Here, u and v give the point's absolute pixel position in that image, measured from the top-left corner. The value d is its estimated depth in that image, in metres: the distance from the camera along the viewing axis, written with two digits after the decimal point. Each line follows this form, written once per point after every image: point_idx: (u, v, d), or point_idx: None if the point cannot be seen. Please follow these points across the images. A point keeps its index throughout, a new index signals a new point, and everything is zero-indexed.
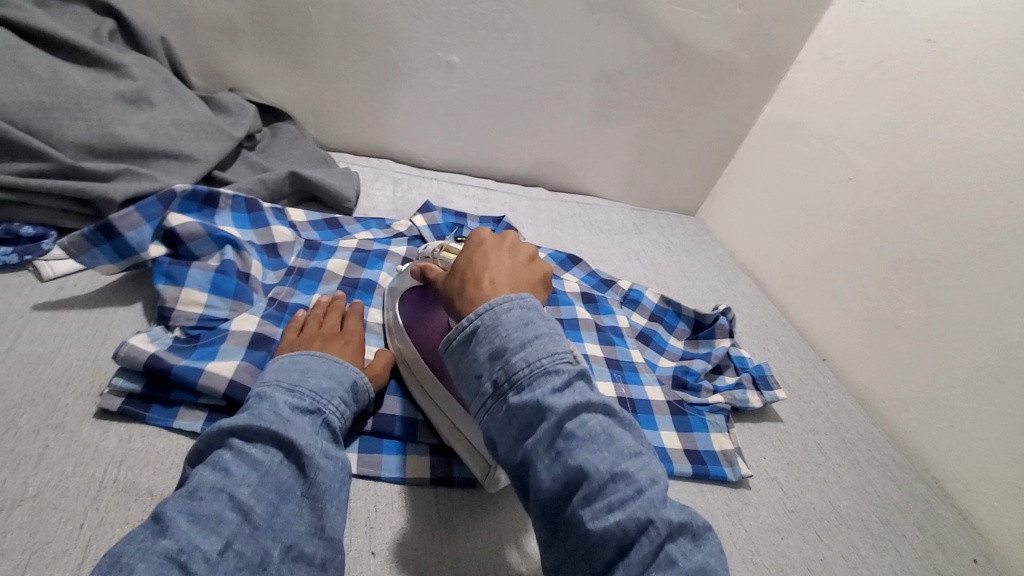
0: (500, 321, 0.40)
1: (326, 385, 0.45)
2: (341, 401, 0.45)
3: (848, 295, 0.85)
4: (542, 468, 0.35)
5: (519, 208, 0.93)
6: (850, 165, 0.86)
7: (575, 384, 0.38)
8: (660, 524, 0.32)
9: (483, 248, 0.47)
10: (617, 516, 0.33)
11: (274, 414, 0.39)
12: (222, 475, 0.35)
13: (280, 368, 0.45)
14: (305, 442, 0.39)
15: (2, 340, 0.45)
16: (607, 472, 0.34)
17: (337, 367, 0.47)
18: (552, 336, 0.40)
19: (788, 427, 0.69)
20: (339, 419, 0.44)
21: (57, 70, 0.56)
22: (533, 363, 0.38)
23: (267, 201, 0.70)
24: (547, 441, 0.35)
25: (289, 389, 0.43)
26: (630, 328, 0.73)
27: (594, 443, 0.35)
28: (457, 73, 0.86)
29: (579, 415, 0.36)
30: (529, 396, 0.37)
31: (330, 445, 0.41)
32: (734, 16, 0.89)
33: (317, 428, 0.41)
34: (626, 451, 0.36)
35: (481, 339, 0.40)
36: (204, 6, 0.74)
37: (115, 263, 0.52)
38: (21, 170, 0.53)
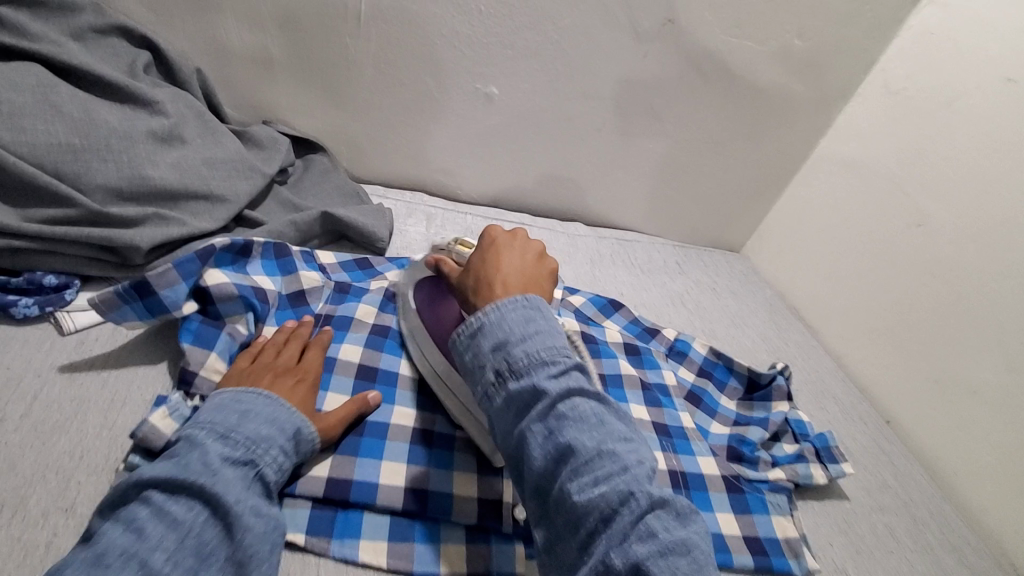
0: (503, 318, 0.42)
1: (266, 432, 0.41)
2: (281, 451, 0.41)
3: (914, 352, 0.78)
4: (535, 447, 0.37)
5: (557, 246, 0.89)
6: (918, 210, 0.79)
7: (570, 373, 0.40)
8: (642, 497, 0.34)
9: (496, 248, 0.50)
10: (601, 489, 0.34)
11: (203, 465, 0.36)
12: (135, 537, 0.32)
13: (218, 408, 0.41)
14: (234, 498, 0.35)
15: (17, 405, 0.42)
16: (594, 449, 0.36)
17: (280, 411, 0.43)
18: (551, 331, 0.42)
19: (853, 504, 0.64)
20: (275, 473, 0.40)
21: (88, 109, 0.54)
22: (531, 353, 0.40)
23: (297, 243, 0.67)
24: (541, 421, 0.37)
25: (223, 435, 0.39)
26: (678, 386, 0.68)
27: (584, 425, 0.37)
28: (496, 105, 0.82)
29: (571, 399, 0.38)
30: (526, 382, 0.39)
31: (262, 501, 0.38)
32: (792, 47, 0.83)
33: (251, 483, 0.38)
34: (616, 434, 0.37)
35: (484, 333, 0.42)
36: (241, 37, 0.72)
37: (145, 321, 0.48)
38: (48, 216, 0.51)
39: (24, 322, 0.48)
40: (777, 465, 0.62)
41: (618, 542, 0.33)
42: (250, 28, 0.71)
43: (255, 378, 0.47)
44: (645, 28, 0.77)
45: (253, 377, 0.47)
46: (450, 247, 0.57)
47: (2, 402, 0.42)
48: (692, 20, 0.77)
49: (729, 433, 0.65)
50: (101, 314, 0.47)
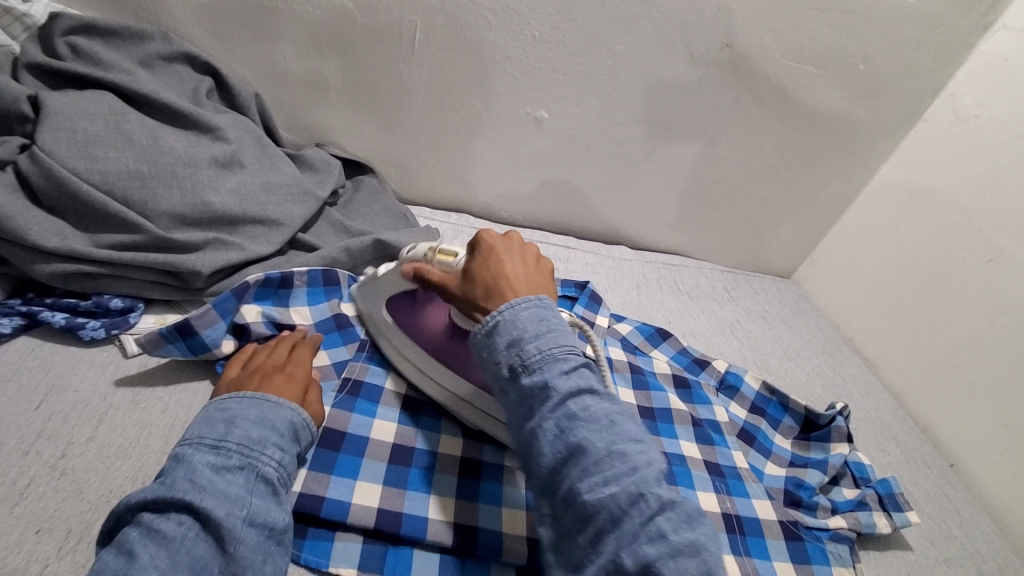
0: (516, 317, 0.42)
1: (257, 434, 0.40)
2: (276, 448, 0.41)
3: (984, 394, 0.73)
4: (546, 443, 0.37)
5: (602, 270, 0.88)
6: (990, 244, 0.75)
7: (582, 371, 0.40)
8: (651, 499, 0.34)
9: (496, 253, 0.48)
10: (611, 489, 0.34)
11: (190, 481, 0.35)
12: (125, 560, 0.32)
13: (204, 420, 0.41)
14: (224, 512, 0.35)
15: (85, 428, 0.44)
16: (604, 450, 0.36)
17: (270, 410, 0.43)
18: (564, 330, 0.42)
19: (918, 555, 0.60)
20: (275, 472, 0.40)
21: (157, 136, 0.56)
22: (545, 350, 0.40)
23: (349, 267, 0.67)
24: (552, 419, 0.38)
25: (212, 446, 0.38)
26: (730, 423, 0.66)
27: (595, 424, 0.37)
28: (546, 129, 0.81)
29: (582, 398, 0.38)
30: (538, 379, 0.39)
31: (261, 505, 0.37)
32: (856, 71, 0.80)
33: (250, 487, 0.37)
34: (628, 434, 0.37)
35: (500, 331, 0.42)
36: (299, 64, 0.73)
37: (189, 357, 0.50)
38: (116, 242, 0.52)
39: (90, 344, 0.50)
40: (838, 511, 0.58)
41: (628, 542, 0.33)
42: (308, 54, 0.72)
43: (243, 385, 0.47)
44: (701, 53, 0.75)
45: (241, 383, 0.47)
46: (431, 255, 0.51)
47: (70, 425, 0.44)
48: (750, 44, 0.75)
49: (785, 475, 0.62)
50: (147, 351, 0.49)
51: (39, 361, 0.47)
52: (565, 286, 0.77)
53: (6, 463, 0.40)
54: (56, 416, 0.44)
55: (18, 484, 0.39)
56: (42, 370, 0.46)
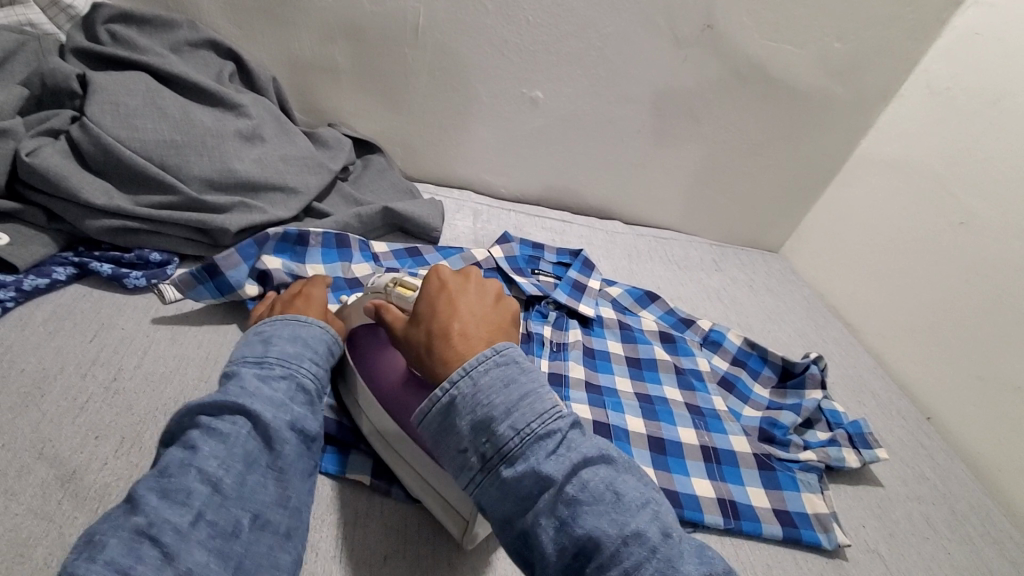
0: (479, 388, 0.40)
1: (294, 350, 0.46)
2: (310, 362, 0.46)
3: (957, 348, 0.78)
4: (549, 541, 0.36)
5: (595, 241, 0.93)
6: (962, 208, 0.79)
7: (568, 442, 0.38)
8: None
9: (446, 291, 0.49)
10: None
11: (240, 389, 0.41)
12: (189, 453, 0.37)
13: (246, 341, 0.47)
14: (271, 416, 0.40)
15: (132, 358, 0.50)
16: (617, 535, 0.34)
17: (302, 330, 0.49)
18: (536, 394, 0.40)
19: (889, 491, 0.63)
20: (312, 382, 0.45)
21: (188, 111, 0.63)
22: (522, 430, 0.38)
23: (359, 234, 0.73)
24: (551, 513, 0.36)
25: (256, 362, 0.44)
26: (712, 373, 0.71)
27: (599, 505, 0.35)
28: (541, 108, 0.87)
29: (579, 474, 0.37)
30: (524, 468, 0.37)
31: (301, 412, 0.43)
32: (832, 50, 0.85)
33: (291, 395, 0.43)
34: (632, 503, 0.36)
35: (462, 412, 0.40)
36: (312, 50, 0.80)
37: (216, 299, 0.57)
38: (154, 202, 0.59)
39: (133, 291, 0.56)
40: (809, 448, 0.63)
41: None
42: (320, 41, 0.79)
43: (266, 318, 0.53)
44: (685, 34, 0.81)
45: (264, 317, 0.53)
46: (388, 290, 0.53)
47: (119, 355, 0.50)
48: (731, 25, 0.81)
49: (761, 416, 0.67)
50: (182, 293, 0.56)
51: (90, 304, 0.53)
52: (560, 254, 0.83)
53: (68, 383, 0.46)
54: (106, 348, 0.50)
55: (79, 400, 0.46)
56: (93, 311, 0.53)
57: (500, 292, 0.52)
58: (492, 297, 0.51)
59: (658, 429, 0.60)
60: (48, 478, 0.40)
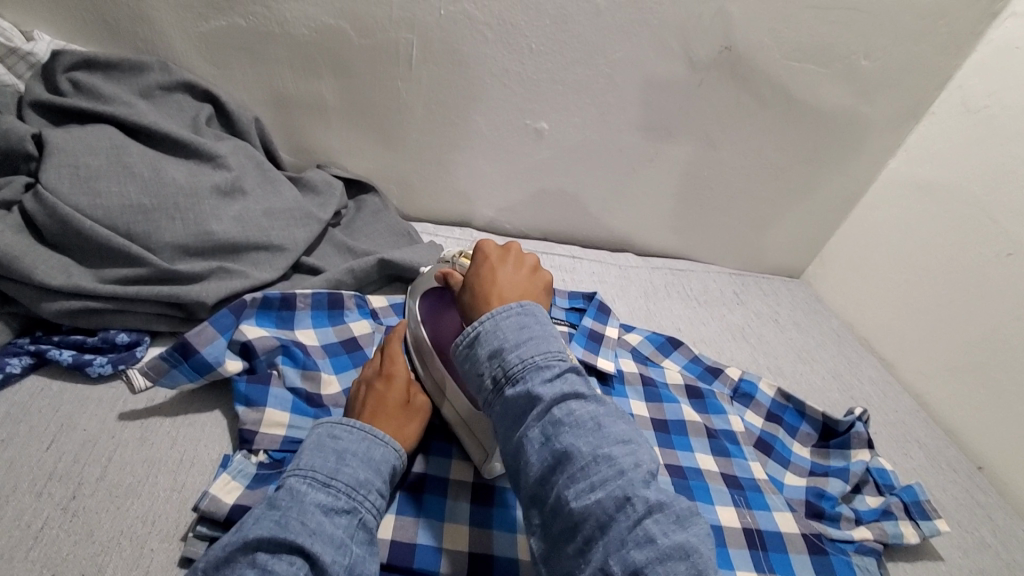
0: (498, 325, 0.43)
1: (364, 475, 0.42)
2: (377, 494, 0.42)
3: (1009, 391, 0.71)
4: (533, 452, 0.38)
5: (608, 279, 0.87)
6: (1009, 238, 0.72)
7: (567, 377, 0.40)
8: (638, 502, 0.34)
9: (490, 260, 0.51)
10: (598, 495, 0.35)
11: (304, 523, 0.36)
12: None
13: (315, 449, 0.42)
14: (331, 559, 0.35)
15: (94, 467, 0.43)
16: (590, 455, 0.36)
17: (376, 448, 0.44)
18: (547, 337, 0.42)
19: (951, 567, 0.57)
20: (373, 518, 0.41)
21: (158, 168, 0.56)
22: (527, 359, 0.41)
23: (354, 289, 0.67)
24: (538, 427, 0.38)
25: (323, 483, 0.39)
26: (746, 432, 0.64)
27: (581, 429, 0.37)
28: (546, 139, 0.81)
29: (567, 403, 0.38)
30: (521, 388, 0.40)
31: (359, 553, 0.38)
32: (858, 67, 0.79)
33: (351, 534, 0.38)
34: (614, 438, 0.37)
35: (482, 341, 0.43)
36: (297, 86, 0.73)
37: (195, 381, 0.49)
38: (120, 276, 0.52)
39: (98, 380, 0.49)
40: (862, 522, 0.57)
41: (616, 548, 0.33)
42: (305, 77, 0.73)
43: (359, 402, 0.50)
44: (700, 56, 0.75)
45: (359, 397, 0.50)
46: (455, 260, 0.57)
47: (79, 465, 0.43)
48: (750, 45, 0.75)
49: (805, 485, 0.60)
50: (153, 381, 0.49)
51: (48, 401, 0.47)
52: (572, 298, 0.77)
53: (20, 506, 0.40)
54: (66, 457, 0.43)
55: (31, 528, 0.39)
56: (51, 409, 0.46)
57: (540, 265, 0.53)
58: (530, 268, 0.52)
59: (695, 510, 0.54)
60: None
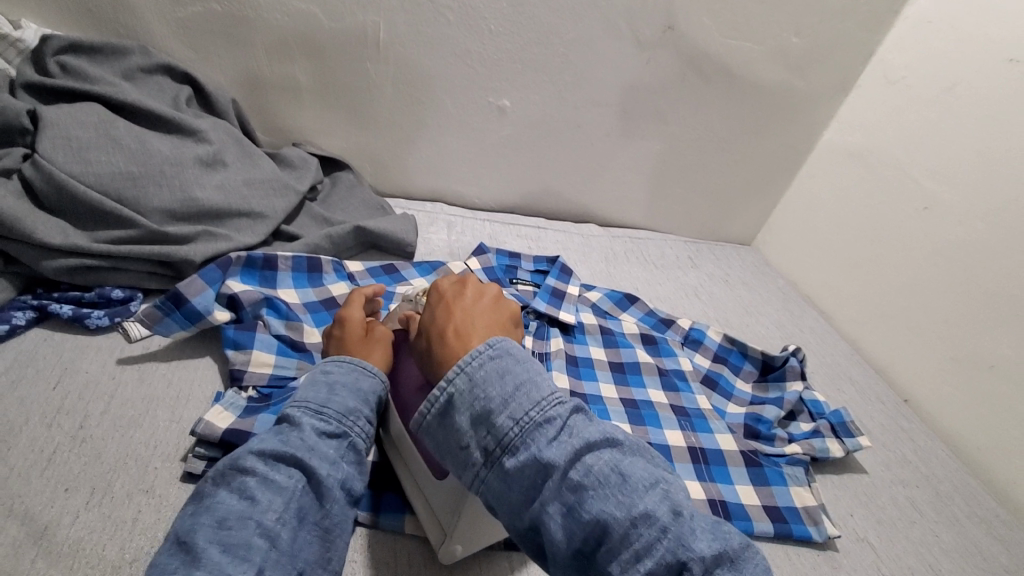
0: (476, 380, 0.38)
1: (353, 405, 0.44)
2: (366, 422, 0.45)
3: (928, 330, 0.79)
4: (557, 528, 0.34)
5: (571, 246, 0.93)
6: (925, 193, 0.81)
7: (570, 427, 0.37)
8: (693, 564, 0.31)
9: (444, 301, 0.47)
10: (647, 564, 0.32)
11: (301, 442, 0.40)
12: (248, 503, 0.36)
13: (309, 383, 0.45)
14: (325, 473, 0.40)
15: (98, 403, 0.48)
16: (626, 518, 0.33)
17: (365, 380, 0.47)
18: (533, 381, 0.38)
19: (873, 478, 0.64)
20: (364, 442, 0.44)
21: (144, 140, 0.61)
22: (520, 419, 0.36)
23: (332, 255, 0.72)
24: (556, 499, 0.34)
25: (316, 411, 0.43)
26: (694, 371, 0.71)
27: (605, 488, 0.34)
28: (509, 116, 0.87)
29: (581, 459, 0.35)
30: (525, 456, 0.36)
31: (352, 470, 0.42)
32: (790, 45, 0.87)
33: (343, 453, 0.42)
34: (641, 484, 0.34)
35: (462, 405, 0.38)
36: (273, 69, 0.78)
37: (187, 329, 0.54)
38: (114, 237, 0.57)
39: (96, 332, 0.54)
40: (794, 441, 0.64)
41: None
42: (279, 60, 0.77)
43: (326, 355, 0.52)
44: (647, 36, 0.82)
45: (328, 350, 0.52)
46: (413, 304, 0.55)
47: (84, 401, 0.48)
48: (692, 25, 0.82)
49: (745, 412, 0.67)
50: (150, 329, 0.54)
51: (50, 348, 0.51)
52: (537, 262, 0.83)
53: (33, 434, 0.44)
54: (71, 395, 0.48)
55: (45, 452, 0.43)
56: (55, 355, 0.51)
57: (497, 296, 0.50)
58: (488, 301, 0.49)
59: (645, 433, 0.60)
60: (17, 538, 0.38)
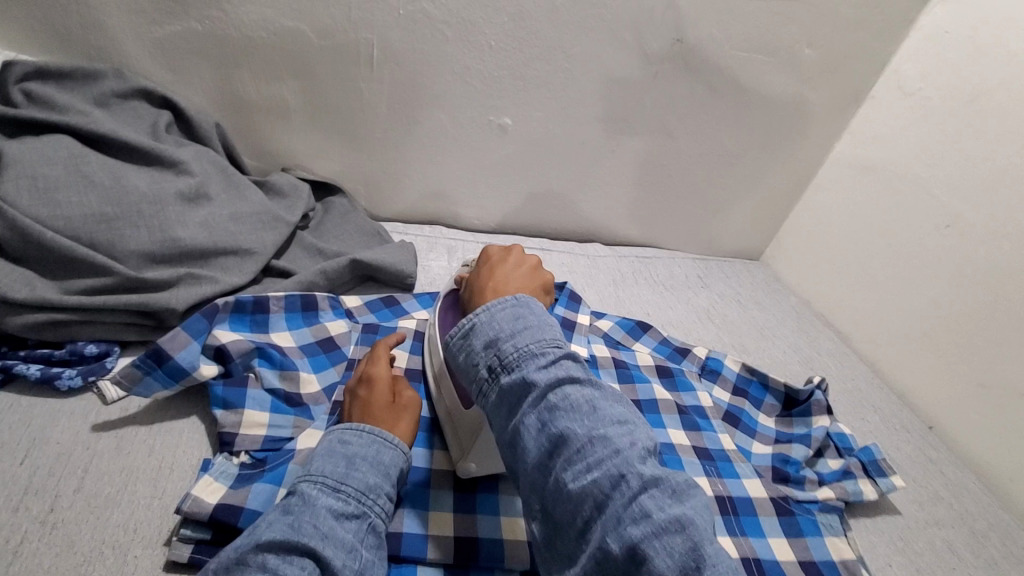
0: (494, 317, 0.44)
1: (372, 480, 0.43)
2: (385, 499, 0.44)
3: (952, 355, 0.75)
4: (529, 438, 0.38)
5: (578, 268, 0.89)
6: (947, 211, 0.77)
7: (562, 363, 0.41)
8: (632, 479, 0.34)
9: (490, 262, 0.54)
10: (594, 475, 0.35)
11: (314, 527, 0.38)
12: None
13: (327, 455, 0.44)
14: (341, 563, 0.38)
15: (70, 479, 0.43)
16: (586, 437, 0.36)
17: (386, 451, 0.46)
18: (540, 327, 0.44)
19: (907, 519, 0.61)
20: (382, 522, 0.43)
21: (119, 176, 0.56)
22: (521, 348, 0.41)
23: (327, 291, 0.67)
24: (534, 413, 0.38)
25: (333, 488, 0.41)
26: (714, 407, 0.67)
27: (576, 412, 0.38)
28: (510, 135, 0.83)
29: (562, 388, 0.39)
30: (517, 375, 0.40)
31: (368, 556, 0.40)
32: (802, 56, 0.83)
33: (361, 538, 0.40)
34: (609, 419, 0.38)
35: (477, 333, 0.44)
36: (259, 90, 0.73)
37: (170, 388, 0.49)
38: (86, 286, 0.52)
39: (67, 394, 0.49)
40: (825, 483, 0.60)
41: (613, 526, 0.33)
42: (266, 81, 0.72)
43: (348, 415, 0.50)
44: (655, 49, 0.78)
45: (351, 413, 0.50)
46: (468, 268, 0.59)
47: (55, 478, 0.43)
48: (701, 38, 0.78)
49: (771, 452, 0.64)
50: (127, 390, 0.49)
51: (18, 416, 0.46)
52: None
53: None
54: (40, 471, 0.43)
55: (9, 544, 0.38)
56: (22, 424, 0.46)
57: (537, 265, 0.56)
58: (528, 267, 0.55)
59: None
60: None
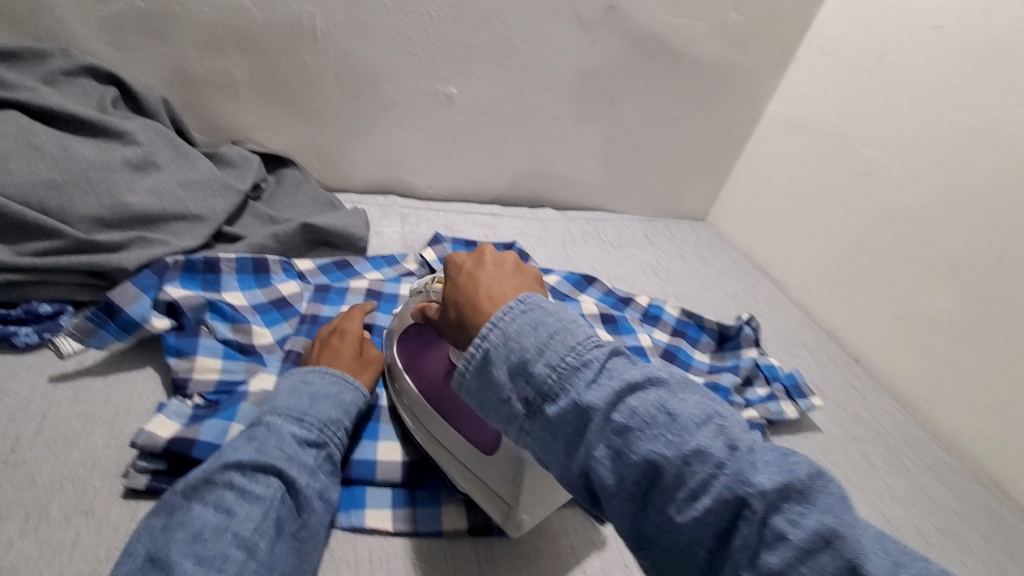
0: (509, 334, 0.35)
1: (331, 414, 0.46)
2: (344, 432, 0.47)
3: (873, 292, 0.82)
4: (606, 473, 0.31)
5: (528, 231, 0.93)
6: (866, 160, 0.83)
7: (609, 366, 0.33)
8: (754, 498, 0.26)
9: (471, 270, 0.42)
10: (703, 501, 0.28)
11: (280, 451, 0.41)
12: (224, 516, 0.36)
13: (291, 393, 0.47)
14: (304, 482, 0.41)
15: (29, 424, 0.45)
16: (677, 456, 0.29)
17: (345, 391, 0.49)
18: (568, 328, 0.35)
19: (827, 435, 0.67)
20: (340, 452, 0.46)
21: (66, 146, 0.58)
22: (557, 364, 0.33)
23: (280, 254, 0.69)
24: (602, 442, 0.31)
25: (297, 419, 0.44)
26: (653, 346, 0.72)
27: (653, 428, 0.30)
28: (456, 104, 0.86)
29: (625, 401, 0.31)
30: (566, 402, 0.32)
31: (327, 479, 0.44)
32: (729, 20, 0.88)
33: (320, 462, 0.44)
34: (692, 421, 0.30)
35: (498, 360, 0.35)
36: (204, 65, 0.75)
37: (122, 340, 0.52)
38: (37, 249, 0.54)
39: (24, 351, 0.51)
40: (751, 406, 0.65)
41: (747, 560, 0.26)
42: (211, 55, 0.74)
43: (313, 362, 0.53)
44: (589, 16, 0.82)
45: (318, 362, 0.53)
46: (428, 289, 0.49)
47: (15, 423, 0.45)
48: (632, 5, 0.82)
49: (704, 380, 0.68)
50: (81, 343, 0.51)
51: None
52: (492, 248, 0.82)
53: None
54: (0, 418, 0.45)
55: None
56: None
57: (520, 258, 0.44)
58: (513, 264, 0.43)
59: None
60: None
